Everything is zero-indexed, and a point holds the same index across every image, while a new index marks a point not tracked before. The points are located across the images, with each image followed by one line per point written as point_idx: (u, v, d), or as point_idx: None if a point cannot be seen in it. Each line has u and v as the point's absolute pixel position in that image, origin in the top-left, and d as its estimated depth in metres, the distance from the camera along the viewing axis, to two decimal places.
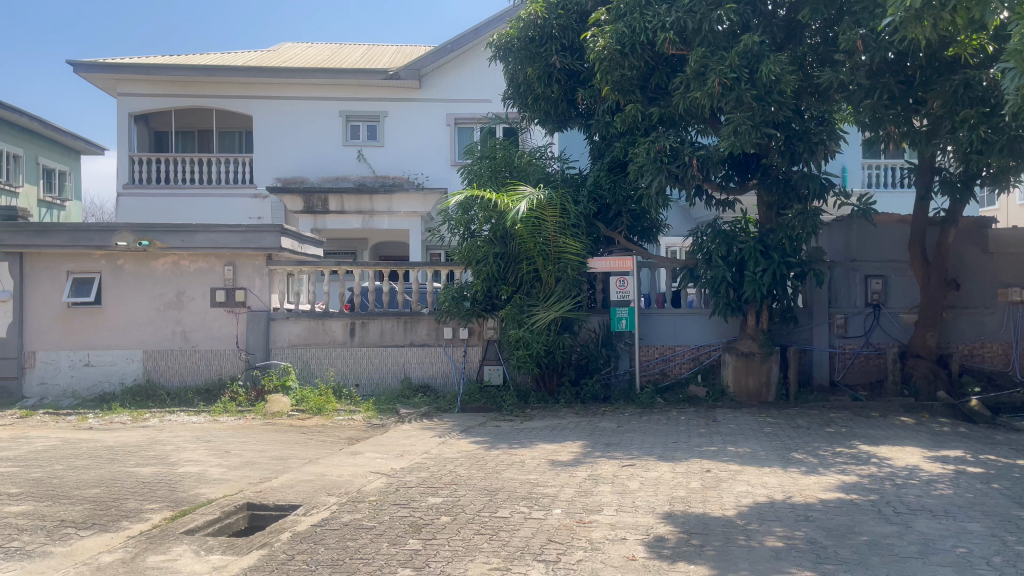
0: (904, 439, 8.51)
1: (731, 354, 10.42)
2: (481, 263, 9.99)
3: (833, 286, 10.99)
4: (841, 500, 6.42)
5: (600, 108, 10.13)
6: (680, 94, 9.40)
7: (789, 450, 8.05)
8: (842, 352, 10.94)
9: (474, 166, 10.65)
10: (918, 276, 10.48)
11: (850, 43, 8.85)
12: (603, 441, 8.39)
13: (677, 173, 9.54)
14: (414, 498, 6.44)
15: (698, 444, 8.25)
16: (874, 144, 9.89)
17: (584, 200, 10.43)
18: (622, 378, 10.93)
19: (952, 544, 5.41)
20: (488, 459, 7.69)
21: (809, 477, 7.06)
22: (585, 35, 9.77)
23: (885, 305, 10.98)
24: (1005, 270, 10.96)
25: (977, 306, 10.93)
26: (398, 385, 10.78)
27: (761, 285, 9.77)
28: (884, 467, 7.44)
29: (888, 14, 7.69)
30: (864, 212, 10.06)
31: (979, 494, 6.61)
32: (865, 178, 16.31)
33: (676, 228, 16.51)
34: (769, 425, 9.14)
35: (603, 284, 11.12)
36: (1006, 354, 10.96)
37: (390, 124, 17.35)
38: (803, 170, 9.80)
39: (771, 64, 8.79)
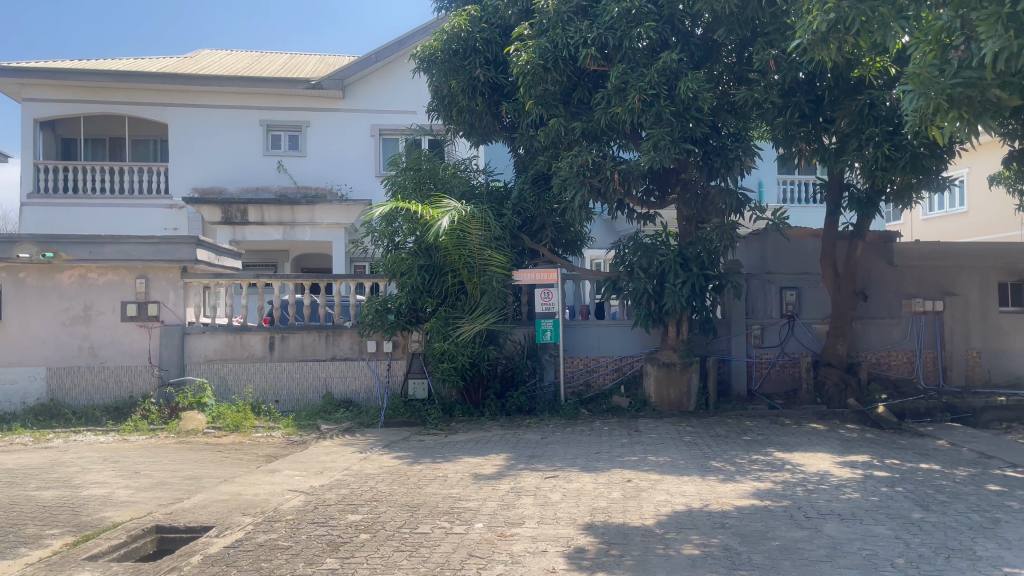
0: (816, 446, 8.80)
1: (653, 364, 10.61)
2: (405, 275, 9.90)
3: (750, 297, 11.32)
4: (755, 506, 6.59)
5: (524, 122, 10.22)
6: (602, 109, 9.56)
7: (708, 459, 8.23)
8: (759, 361, 11.27)
9: (399, 177, 10.60)
10: (829, 288, 10.88)
11: (763, 63, 9.19)
12: (527, 454, 8.40)
13: (599, 188, 9.66)
14: (333, 516, 6.32)
15: (620, 455, 8.34)
16: (787, 160, 10.23)
17: (509, 213, 10.48)
18: (548, 390, 10.93)
19: (858, 547, 5.61)
20: (411, 474, 7.60)
21: (726, 485, 7.22)
22: (508, 49, 9.82)
23: (798, 317, 11.39)
24: (909, 281, 11.50)
25: (883, 316, 11.42)
26: (319, 400, 10.58)
27: (681, 296, 9.98)
28: (797, 473, 7.67)
29: (797, 36, 8.00)
30: (778, 226, 10.38)
31: (885, 498, 6.88)
32: (780, 193, 16.87)
33: (600, 241, 16.75)
34: (688, 434, 9.32)
35: (529, 296, 11.19)
36: (910, 362, 11.48)
37: (313, 134, 17.09)
38: (721, 186, 9.98)
39: (689, 82, 9.03)
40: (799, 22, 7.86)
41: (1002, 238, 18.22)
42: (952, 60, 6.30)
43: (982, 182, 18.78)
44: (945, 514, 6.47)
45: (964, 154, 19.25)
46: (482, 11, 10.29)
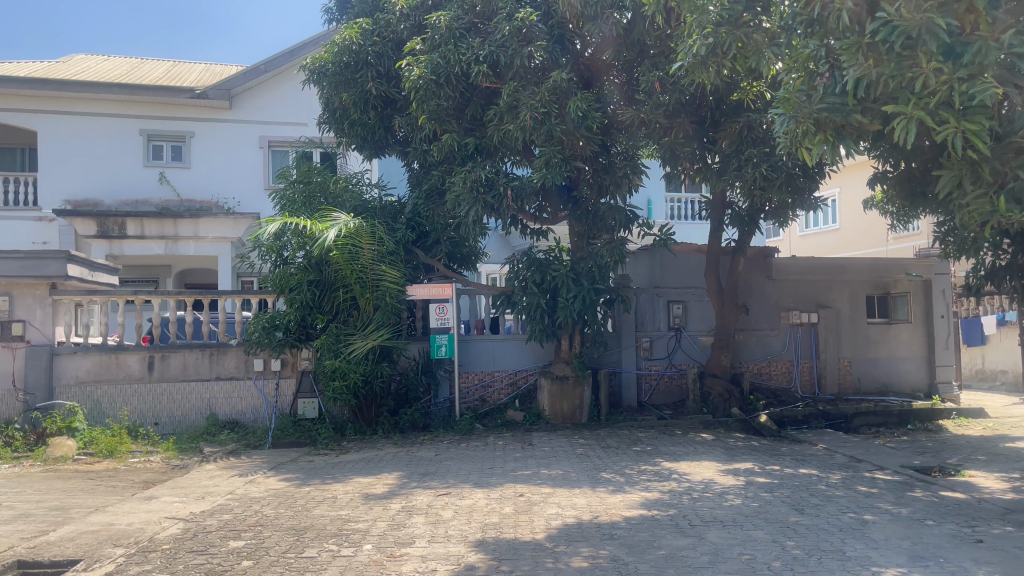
0: (701, 454, 9.10)
1: (547, 378, 10.73)
2: (294, 291, 9.63)
3: (638, 311, 11.61)
4: (643, 516, 6.74)
5: (418, 136, 10.17)
6: (495, 125, 9.65)
7: (599, 470, 8.36)
8: (648, 373, 11.57)
9: (287, 190, 10.38)
10: (713, 301, 11.31)
11: (649, 84, 9.50)
12: (420, 471, 8.30)
13: (492, 204, 9.69)
14: (214, 543, 6.05)
15: (513, 469, 8.38)
16: (672, 179, 10.65)
17: (402, 227, 10.38)
18: (443, 406, 10.87)
19: (738, 552, 5.82)
20: (298, 497, 7.37)
21: (615, 496, 7.36)
22: (400, 64, 9.75)
23: (685, 329, 11.78)
24: (787, 294, 12.11)
25: (763, 328, 11.97)
26: (203, 422, 10.16)
27: (573, 311, 10.14)
28: (683, 482, 7.91)
29: (680, 59, 8.31)
30: (665, 241, 10.69)
31: (764, 503, 7.18)
32: (668, 211, 17.41)
33: (494, 256, 16.84)
34: (581, 447, 9.46)
35: (423, 311, 11.10)
36: (788, 371, 12.07)
37: (196, 145, 16.48)
38: (610, 203, 10.25)
39: (578, 101, 9.24)
40: (681, 46, 8.18)
41: (870, 254, 19.45)
42: (818, 87, 6.68)
43: (852, 202, 19.98)
44: (818, 516, 6.80)
45: (835, 175, 20.46)
46: (374, 24, 10.16)
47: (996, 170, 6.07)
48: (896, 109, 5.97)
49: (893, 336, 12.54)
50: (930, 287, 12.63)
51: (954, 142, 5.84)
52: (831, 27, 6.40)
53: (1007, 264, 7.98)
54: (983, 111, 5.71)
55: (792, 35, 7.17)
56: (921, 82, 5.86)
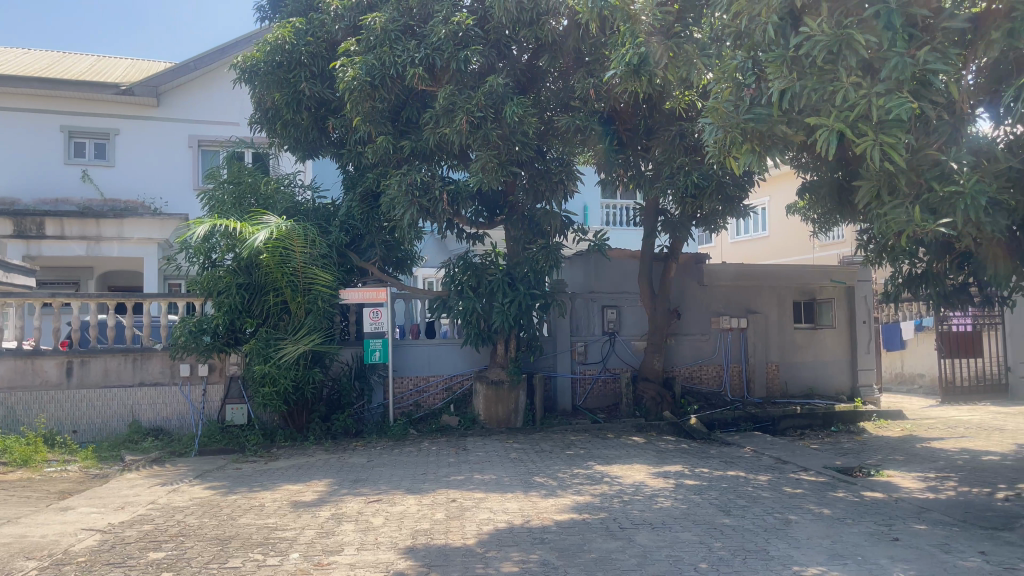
0: (633, 457, 9.21)
1: (482, 382, 10.70)
2: (222, 294, 9.41)
3: (573, 316, 11.68)
4: (574, 520, 6.78)
5: (352, 138, 10.05)
6: (431, 128, 9.60)
7: (532, 475, 8.37)
8: (583, 378, 11.66)
9: (216, 191, 10.14)
10: (646, 306, 11.48)
11: (584, 91, 9.61)
12: (351, 478, 8.19)
13: (428, 208, 9.64)
14: (133, 554, 5.84)
15: (446, 474, 8.34)
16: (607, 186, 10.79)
17: (336, 230, 10.24)
18: (377, 412, 10.75)
19: (666, 553, 5.91)
20: (224, 505, 7.18)
21: (547, 500, 7.39)
22: (334, 64, 9.62)
23: (619, 334, 11.92)
24: (717, 300, 12.37)
25: (695, 332, 12.22)
26: (125, 430, 9.82)
27: (509, 316, 10.14)
28: (614, 485, 7.99)
29: (613, 67, 8.43)
30: (599, 246, 10.80)
31: (693, 505, 7.30)
32: (603, 217, 17.63)
33: (431, 260, 16.78)
34: (514, 451, 9.48)
35: (357, 316, 10.98)
36: (718, 375, 12.35)
37: (123, 143, 15.97)
38: (546, 208, 10.29)
39: (514, 106, 9.27)
40: (614, 55, 8.29)
41: (798, 261, 20.02)
42: (745, 98, 6.83)
43: (781, 211, 20.54)
44: (744, 517, 6.95)
45: (765, 184, 21.00)
46: (308, 24, 10.03)
47: (911, 181, 6.30)
48: (818, 121, 6.14)
49: (819, 341, 12.92)
50: (854, 293, 12.96)
51: (873, 155, 6.03)
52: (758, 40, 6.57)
53: (922, 272, 8.31)
54: (899, 125, 5.90)
55: (721, 46, 7.34)
56: (842, 95, 6.02)
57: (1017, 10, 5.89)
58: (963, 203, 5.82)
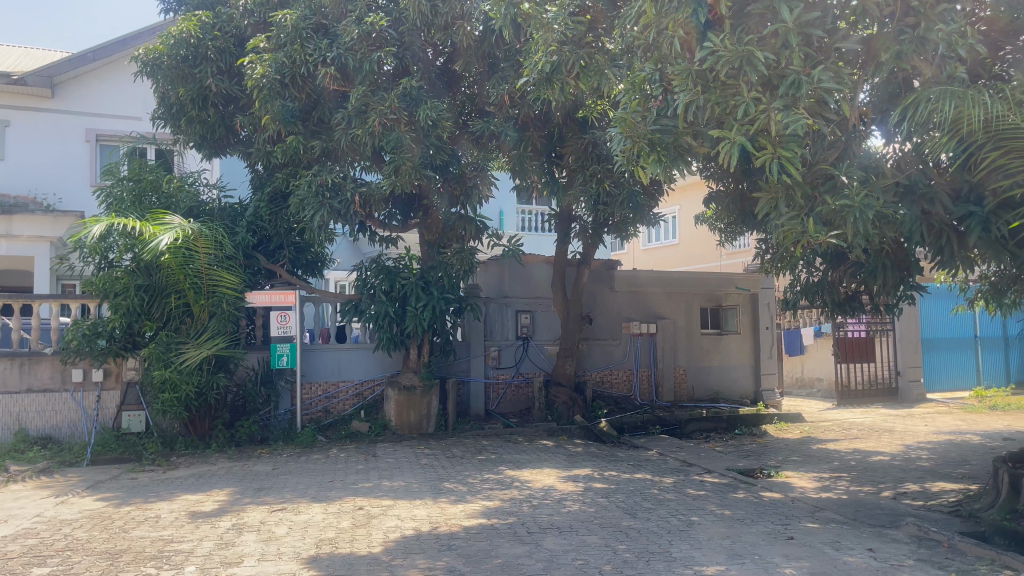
0: (543, 462, 9.28)
1: (394, 388, 10.52)
2: (120, 296, 9.01)
3: (487, 321, 11.70)
4: (482, 525, 6.77)
5: (261, 137, 9.78)
6: (343, 129, 9.45)
7: (441, 480, 8.32)
8: (496, 382, 11.68)
9: (113, 188, 9.67)
10: (558, 312, 11.60)
11: (498, 97, 9.65)
12: (254, 487, 7.95)
13: (339, 209, 9.46)
14: (14, 570, 5.50)
15: (354, 481, 8.20)
16: (522, 192, 10.83)
17: (242, 231, 9.94)
18: (284, 418, 10.48)
19: (572, 557, 5.96)
20: (116, 518, 6.85)
21: (456, 506, 7.35)
22: (242, 61, 9.35)
23: (532, 338, 12.00)
24: (628, 306, 12.64)
25: (606, 338, 12.46)
26: (10, 438, 9.30)
27: (423, 320, 10.08)
28: (524, 490, 8.02)
29: (526, 75, 8.48)
30: (513, 252, 10.79)
31: (600, 508, 7.41)
32: (519, 222, 17.71)
33: (342, 263, 16.51)
34: (425, 457, 9.40)
35: (263, 320, 10.74)
36: (628, 379, 12.61)
37: (13, 135, 15.15)
38: (461, 213, 10.26)
39: (428, 110, 9.22)
40: (528, 62, 8.35)
41: (706, 269, 20.60)
42: (652, 109, 6.98)
43: (690, 220, 21.11)
44: (649, 520, 7.09)
45: (675, 193, 21.54)
46: (214, 18, 9.71)
47: (807, 194, 6.59)
48: (720, 134, 6.32)
49: (725, 347, 13.32)
50: (756, 300, 13.48)
51: (771, 168, 6.27)
52: (665, 53, 6.74)
53: (819, 280, 8.68)
54: (795, 140, 6.17)
55: (630, 58, 7.50)
56: (742, 109, 6.26)
57: (904, 34, 6.23)
58: (854, 215, 6.11)
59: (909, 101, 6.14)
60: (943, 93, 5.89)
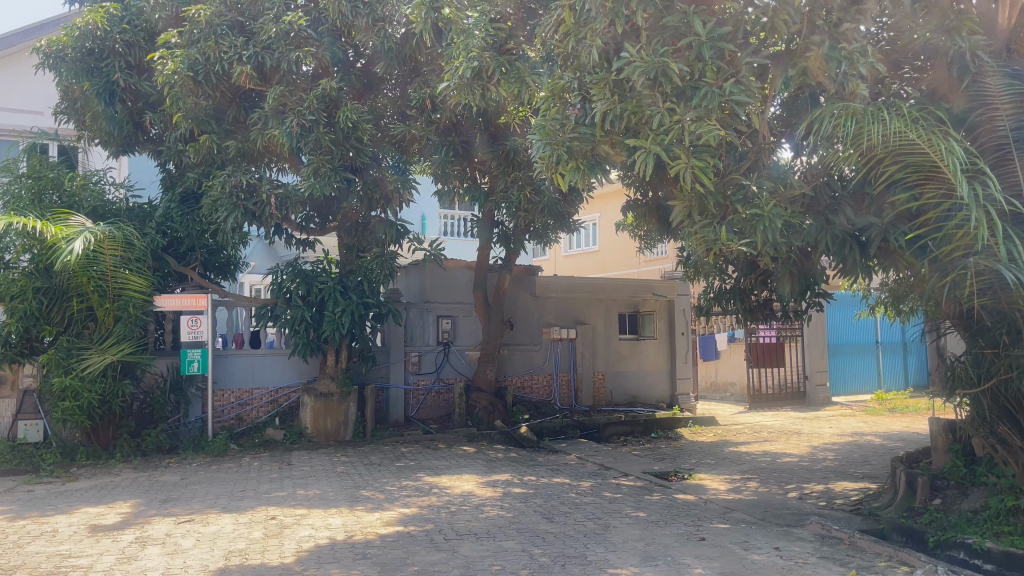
0: (462, 468, 9.25)
1: (310, 395, 10.31)
2: (16, 299, 8.58)
3: (408, 326, 11.58)
4: (399, 533, 6.69)
5: (171, 135, 9.45)
6: (258, 129, 9.25)
7: (358, 488, 8.19)
8: (416, 388, 11.56)
9: (10, 185, 9.18)
10: (480, 317, 11.60)
11: (420, 101, 9.62)
12: (160, 498, 7.65)
13: (253, 211, 9.24)
14: None
15: (267, 491, 7.99)
16: (444, 197, 10.80)
17: (151, 232, 9.57)
18: (194, 427, 10.10)
19: (488, 563, 5.95)
20: (9, 533, 6.48)
21: (372, 514, 7.24)
22: (152, 56, 9.04)
23: (453, 344, 11.96)
24: (549, 311, 12.74)
25: (527, 343, 12.53)
26: None
27: (340, 325, 9.90)
28: (442, 496, 7.97)
29: (447, 79, 8.47)
30: (435, 257, 10.68)
31: (517, 513, 7.43)
32: (441, 227, 17.70)
33: (258, 266, 16.16)
34: (342, 464, 9.24)
35: (173, 324, 10.38)
36: (548, 384, 12.70)
37: None
38: (380, 217, 10.13)
39: (348, 111, 9.10)
40: (449, 66, 8.34)
41: (625, 275, 20.94)
42: (571, 117, 7.06)
43: (611, 227, 21.44)
44: (566, 523, 7.14)
45: (596, 201, 21.84)
46: (123, 11, 9.37)
47: (719, 203, 6.78)
48: (637, 143, 6.44)
49: (643, 352, 13.56)
50: (673, 307, 13.78)
51: (685, 177, 6.44)
52: (584, 62, 6.84)
53: (731, 287, 8.95)
54: (707, 150, 6.35)
55: (550, 66, 7.57)
56: (657, 120, 6.44)
57: (810, 51, 6.47)
58: (762, 225, 6.34)
59: (814, 116, 6.40)
60: (847, 108, 6.15)
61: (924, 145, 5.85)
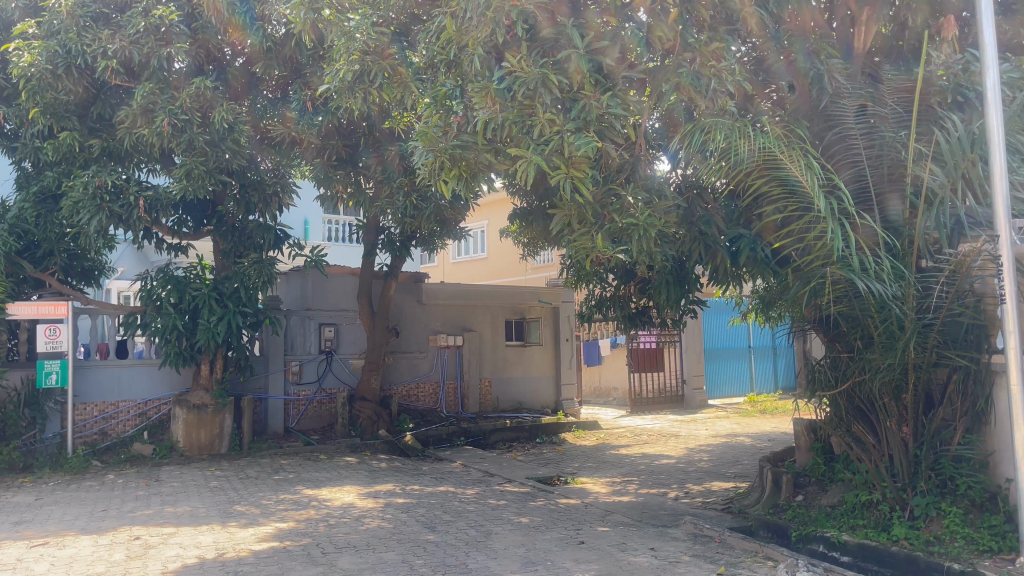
0: (344, 478, 9.06)
1: (182, 407, 9.84)
2: None
3: (288, 335, 11.25)
4: (273, 549, 6.46)
5: (28, 132, 8.84)
6: (125, 128, 8.76)
7: (232, 503, 7.87)
8: (296, 399, 11.24)
9: None
10: (364, 324, 11.42)
11: (300, 103, 9.39)
12: (11, 520, 7.11)
13: (120, 214, 8.73)
14: None
15: (132, 509, 7.55)
16: (326, 200, 10.61)
17: (3, 234, 8.87)
18: (52, 443, 9.42)
19: None
20: None
21: (246, 530, 6.97)
22: (6, 46, 8.45)
23: (336, 352, 11.72)
24: (435, 318, 12.69)
25: (412, 350, 12.43)
26: None
27: (215, 333, 9.51)
28: (321, 508, 7.77)
29: (327, 82, 8.29)
30: (316, 262, 10.37)
31: (399, 523, 7.33)
32: (325, 232, 17.36)
33: (127, 272, 15.39)
34: (215, 479, 8.86)
35: (29, 334, 9.89)
36: (434, 392, 12.63)
37: None
38: (258, 221, 9.88)
39: (224, 112, 8.77)
40: (329, 69, 8.17)
41: (513, 282, 21.12)
42: (453, 124, 7.05)
43: (498, 234, 21.56)
44: (448, 532, 7.10)
45: (483, 208, 21.90)
46: None
47: (597, 213, 6.93)
48: (518, 153, 6.51)
49: (529, 358, 13.69)
50: (558, 313, 13.99)
51: (565, 187, 6.55)
52: (466, 71, 6.85)
53: (611, 295, 9.18)
54: (585, 161, 6.49)
55: (431, 73, 7.56)
56: (538, 129, 6.53)
57: (682, 67, 6.71)
58: (638, 234, 6.55)
59: (686, 130, 6.63)
60: (717, 123, 6.42)
61: (786, 160, 6.10)
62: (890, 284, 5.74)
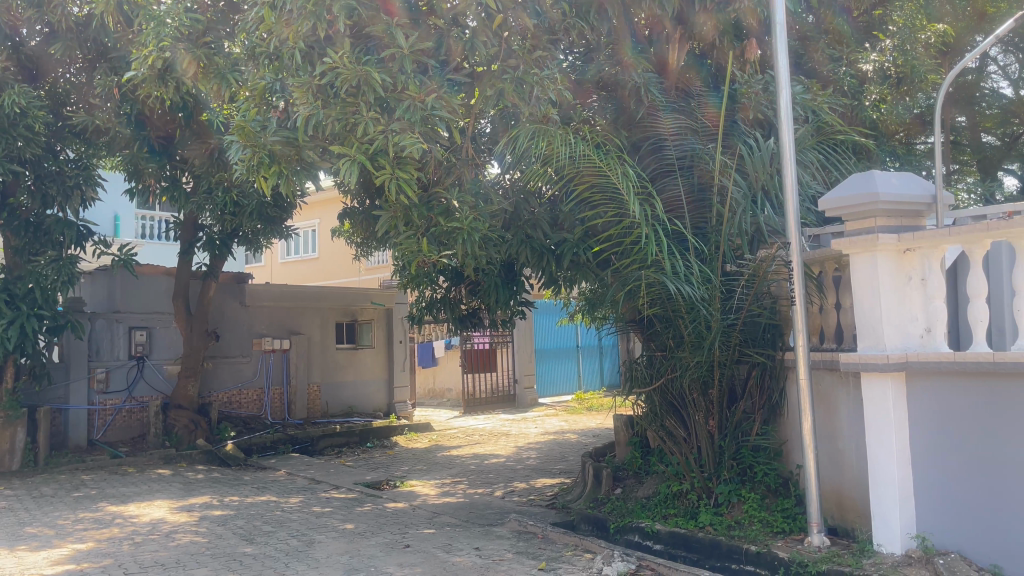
0: (155, 493, 8.47)
1: None
2: None
3: (93, 339, 10.38)
4: (68, 572, 5.92)
5: None
6: None
7: (22, 525, 7.15)
8: (102, 409, 10.41)
9: None
10: (180, 328, 10.78)
11: (104, 89, 8.72)
12: None
13: None
14: None
15: None
16: (135, 195, 9.90)
17: None
18: None
19: None
20: None
21: (38, 553, 6.36)
22: None
23: (148, 357, 10.96)
24: (260, 321, 12.18)
25: (234, 355, 11.88)
26: None
27: (4, 340, 8.56)
28: (127, 526, 7.23)
29: (133, 69, 7.72)
30: (126, 262, 9.66)
31: (214, 537, 6.95)
32: (138, 228, 16.35)
33: None
34: (4, 499, 8.02)
35: None
36: (258, 398, 12.12)
37: None
38: (57, 215, 9.14)
39: (13, 94, 7.97)
40: (137, 55, 7.62)
41: (345, 283, 20.69)
42: (272, 120, 6.78)
43: (329, 234, 21.05)
44: (267, 543, 6.83)
45: (312, 206, 21.27)
46: None
47: (424, 215, 6.89)
48: (341, 151, 6.32)
49: (360, 360, 13.43)
50: (391, 315, 13.88)
51: (390, 187, 6.46)
52: (286, 64, 6.64)
53: (442, 297, 9.17)
54: (411, 162, 6.46)
55: (248, 66, 7.23)
56: (362, 127, 6.36)
57: (506, 73, 6.83)
58: (462, 237, 6.63)
59: (510, 135, 6.71)
60: (541, 130, 6.55)
61: (603, 166, 6.32)
62: (697, 287, 6.15)
